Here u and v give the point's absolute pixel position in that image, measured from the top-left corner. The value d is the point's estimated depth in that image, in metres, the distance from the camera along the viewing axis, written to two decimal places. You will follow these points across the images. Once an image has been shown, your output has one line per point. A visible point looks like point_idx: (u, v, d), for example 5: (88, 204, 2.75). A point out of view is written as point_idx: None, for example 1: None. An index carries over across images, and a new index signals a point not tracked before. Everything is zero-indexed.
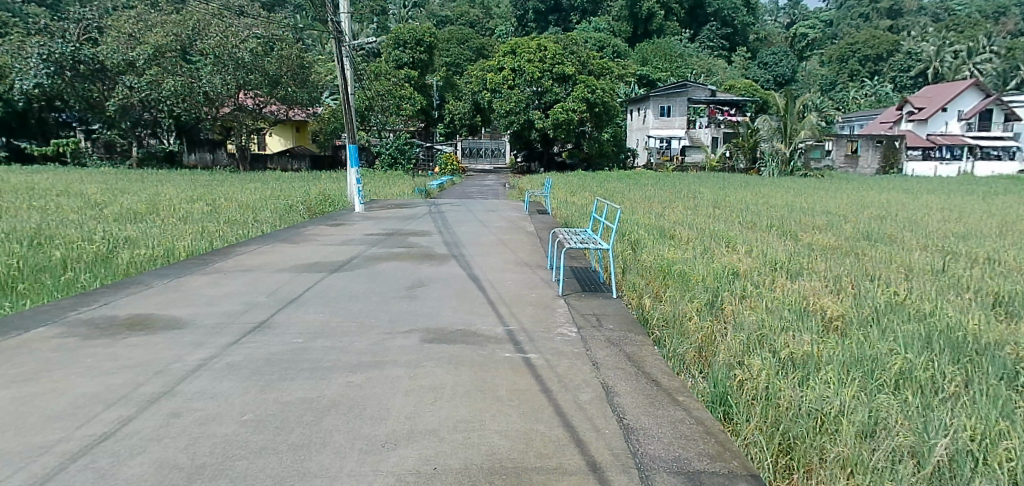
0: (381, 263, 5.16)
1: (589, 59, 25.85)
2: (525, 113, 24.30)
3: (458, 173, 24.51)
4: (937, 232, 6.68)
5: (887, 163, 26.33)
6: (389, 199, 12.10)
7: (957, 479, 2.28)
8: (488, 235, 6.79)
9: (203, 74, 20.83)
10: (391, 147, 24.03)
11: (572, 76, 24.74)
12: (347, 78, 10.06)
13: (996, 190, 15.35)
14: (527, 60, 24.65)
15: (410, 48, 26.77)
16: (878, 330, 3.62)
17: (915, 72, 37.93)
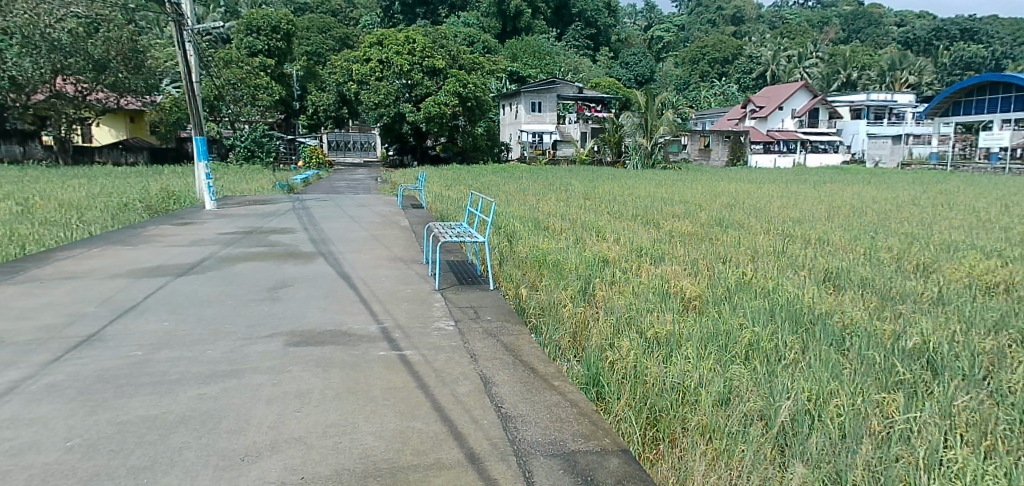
0: (238, 264, 4.82)
1: (460, 54, 26.01)
2: (395, 106, 23.96)
3: (323, 167, 23.52)
4: (778, 217, 7.46)
5: (734, 156, 29.00)
6: (246, 196, 11.32)
7: (795, 437, 2.61)
8: (359, 231, 6.56)
9: (7, 57, 18.27)
10: (247, 139, 22.77)
11: (443, 69, 24.57)
12: (190, 66, 9.33)
13: (823, 179, 17.42)
14: (396, 52, 24.30)
15: (264, 34, 25.35)
16: (729, 306, 3.99)
17: (755, 74, 42.30)
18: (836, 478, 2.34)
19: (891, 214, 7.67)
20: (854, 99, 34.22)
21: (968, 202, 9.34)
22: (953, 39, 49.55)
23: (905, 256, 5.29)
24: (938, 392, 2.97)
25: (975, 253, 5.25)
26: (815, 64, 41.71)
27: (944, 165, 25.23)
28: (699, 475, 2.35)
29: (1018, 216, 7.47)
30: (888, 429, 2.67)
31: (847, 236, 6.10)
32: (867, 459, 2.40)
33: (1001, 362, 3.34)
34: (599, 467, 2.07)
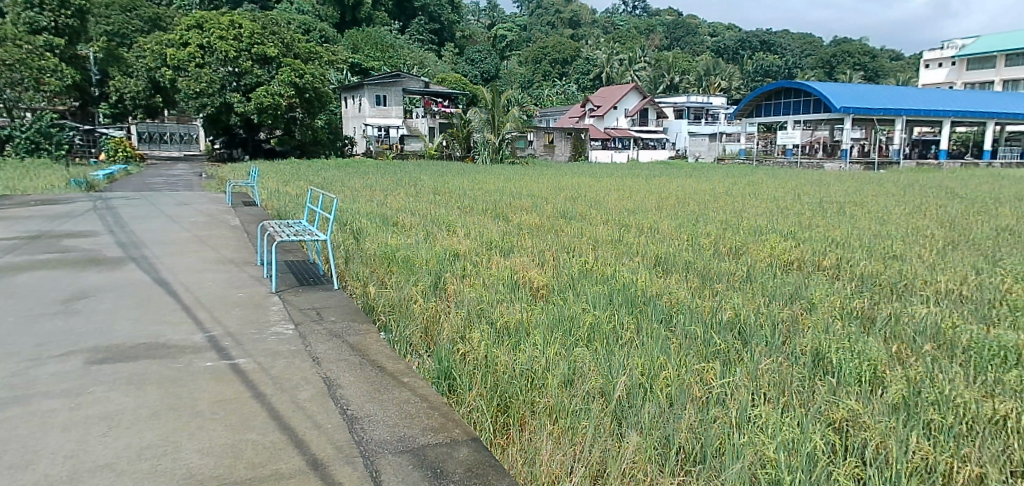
0: (23, 274, 4.14)
1: (295, 42, 24.57)
2: (219, 96, 21.94)
3: (131, 163, 21.01)
4: (615, 209, 8.03)
5: (577, 152, 30.73)
6: (29, 194, 9.73)
7: (631, 408, 2.86)
8: (181, 232, 5.96)
9: None
10: (30, 130, 19.73)
11: (276, 58, 23.28)
12: None
13: (650, 174, 19.12)
14: (219, 37, 22.49)
15: (50, 10, 22.50)
16: (572, 293, 4.23)
17: (592, 75, 45.37)
18: (664, 442, 2.61)
19: (710, 204, 8.62)
20: (677, 101, 38.85)
21: (765, 192, 10.89)
22: (753, 50, 57.11)
23: (722, 241, 5.96)
24: (745, 358, 3.41)
25: (775, 236, 6.07)
26: (643, 68, 45.70)
27: (751, 160, 29.01)
28: (546, 454, 2.48)
29: (806, 202, 8.79)
30: (707, 394, 3.02)
31: (674, 224, 6.74)
32: (689, 422, 2.71)
33: (793, 328, 3.92)
34: (448, 457, 2.09)
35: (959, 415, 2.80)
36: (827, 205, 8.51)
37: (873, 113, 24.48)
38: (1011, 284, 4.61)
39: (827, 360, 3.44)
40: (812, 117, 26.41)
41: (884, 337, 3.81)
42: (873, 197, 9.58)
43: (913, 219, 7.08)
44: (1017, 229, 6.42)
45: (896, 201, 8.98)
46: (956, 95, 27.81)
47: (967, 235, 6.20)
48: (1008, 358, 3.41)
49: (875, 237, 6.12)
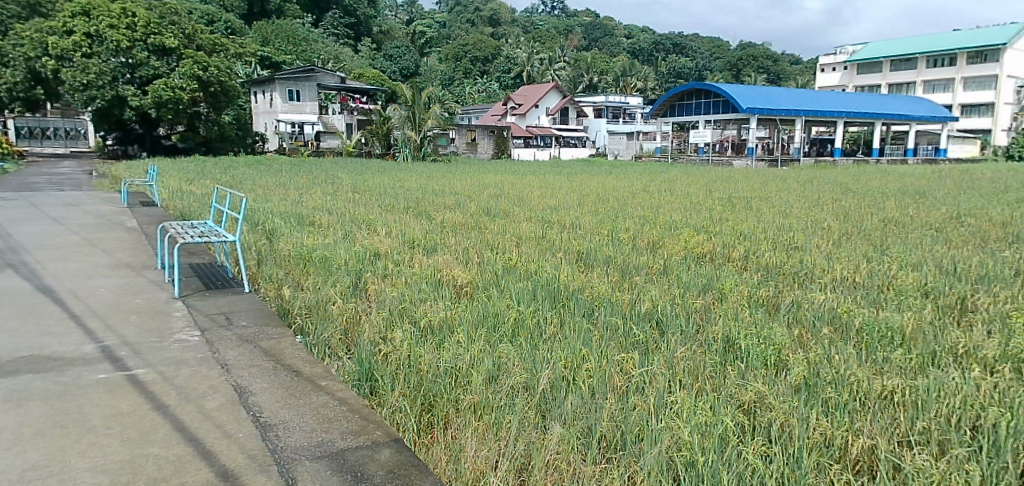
0: None
1: (196, 33, 23.53)
2: (111, 88, 20.40)
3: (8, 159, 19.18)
4: (538, 206, 8.15)
5: (500, 149, 30.46)
6: None
7: (555, 400, 2.91)
8: (69, 235, 5.50)
9: None
10: None
11: (175, 50, 21.96)
12: None
13: (569, 171, 19.58)
14: (110, 26, 20.88)
15: None
16: (496, 290, 4.24)
17: (513, 73, 45.92)
18: (587, 432, 2.68)
19: (628, 200, 8.92)
20: (596, 101, 40.07)
21: (677, 188, 11.43)
22: (666, 51, 59.65)
23: (641, 236, 6.18)
24: (662, 347, 3.56)
25: (689, 230, 6.36)
26: (562, 68, 46.72)
27: (667, 158, 30.27)
28: (471, 452, 2.48)
29: (716, 198, 9.27)
30: (626, 383, 3.13)
31: (595, 221, 6.91)
32: (610, 412, 2.79)
33: (706, 317, 4.12)
34: (370, 460, 2.04)
35: (852, 393, 3.04)
36: (735, 200, 9.01)
37: (774, 113, 26.11)
38: (896, 271, 5.06)
39: (737, 345, 3.63)
40: (720, 117, 27.82)
41: (787, 323, 4.08)
42: (775, 193, 10.24)
43: (812, 212, 7.63)
44: (898, 219, 7.06)
45: (795, 196, 9.65)
46: (851, 98, 30.13)
47: (858, 226, 6.75)
48: (894, 338, 3.74)
49: (779, 230, 6.54)
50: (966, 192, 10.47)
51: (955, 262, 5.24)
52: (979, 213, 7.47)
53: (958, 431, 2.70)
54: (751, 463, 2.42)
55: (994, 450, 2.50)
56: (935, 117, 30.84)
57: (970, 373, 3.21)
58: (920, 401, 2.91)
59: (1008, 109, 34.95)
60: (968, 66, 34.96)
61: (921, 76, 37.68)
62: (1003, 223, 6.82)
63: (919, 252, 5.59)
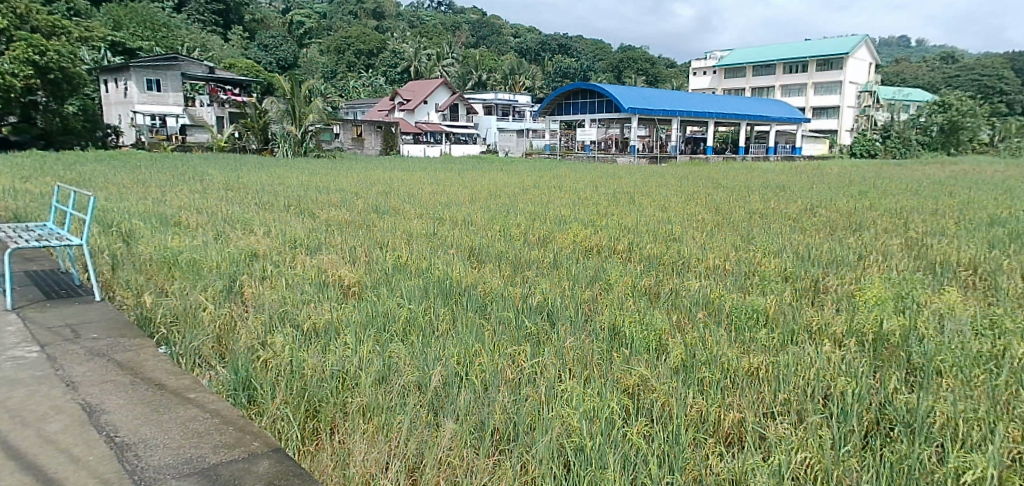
0: None
1: (30, 13, 21.02)
2: None
3: None
4: (429, 203, 8.06)
5: (388, 146, 30.41)
6: None
7: (447, 398, 2.89)
8: None
9: None
10: None
11: (6, 31, 19.65)
12: None
13: (458, 167, 19.69)
14: None
15: None
16: (386, 289, 4.13)
17: (400, 69, 45.34)
18: (480, 426, 2.68)
19: (519, 196, 9.05)
20: (486, 98, 40.47)
21: (564, 183, 11.78)
22: (552, 52, 61.42)
23: (531, 231, 6.29)
24: (553, 337, 3.65)
25: (577, 225, 6.57)
26: (451, 64, 46.77)
27: (556, 155, 31.22)
28: (359, 455, 2.41)
29: (602, 193, 9.66)
30: (519, 375, 3.17)
31: (486, 217, 6.95)
32: (503, 404, 2.82)
33: (594, 307, 4.27)
34: (246, 473, 1.92)
35: (725, 372, 3.30)
36: (620, 195, 9.45)
37: (653, 113, 27.67)
38: (761, 258, 5.54)
39: (622, 332, 3.80)
40: (604, 117, 29.00)
41: (667, 309, 4.34)
42: (655, 188, 10.89)
43: (688, 206, 8.16)
44: (762, 211, 7.73)
45: (672, 191, 10.27)
46: (722, 100, 32.61)
47: (728, 218, 7.31)
48: (759, 320, 4.09)
49: (659, 223, 6.93)
50: (813, 185, 11.67)
51: (808, 248, 5.84)
52: (826, 204, 8.35)
53: (812, 399, 3.00)
54: (634, 443, 2.55)
55: (842, 414, 2.81)
56: (790, 119, 34.18)
57: (822, 347, 3.59)
58: (781, 374, 3.20)
59: (851, 112, 39.46)
60: (817, 72, 39.50)
61: (779, 81, 41.59)
62: (845, 213, 7.68)
63: (780, 240, 6.15)
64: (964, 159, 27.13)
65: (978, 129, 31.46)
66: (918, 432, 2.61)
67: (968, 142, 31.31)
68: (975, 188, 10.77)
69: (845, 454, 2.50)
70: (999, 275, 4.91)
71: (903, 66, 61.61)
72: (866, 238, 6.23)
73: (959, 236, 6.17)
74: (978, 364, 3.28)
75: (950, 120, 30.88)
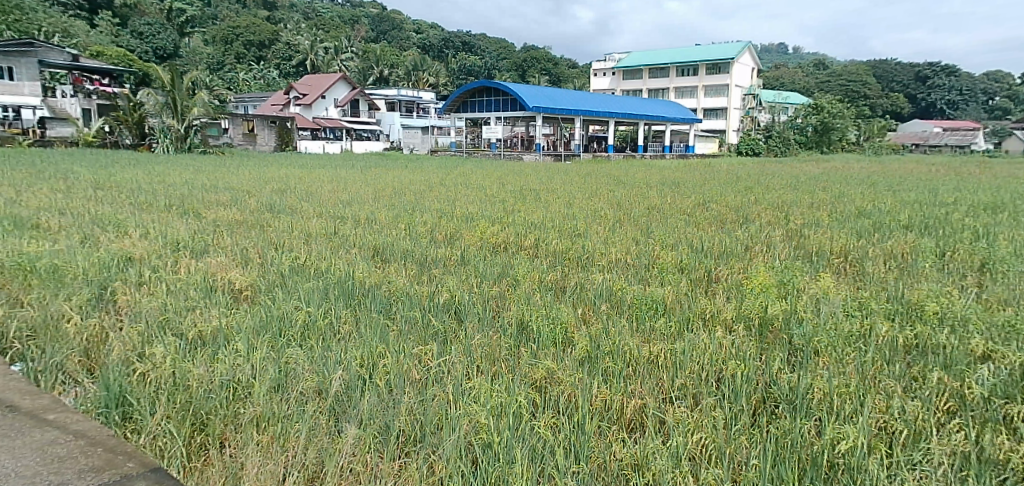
0: None
1: None
2: None
3: None
4: (330, 201, 7.78)
5: (283, 142, 28.81)
6: None
7: (349, 403, 2.78)
8: None
9: None
10: None
11: None
12: None
13: (360, 164, 19.28)
14: None
15: None
16: (281, 292, 3.93)
17: (295, 62, 43.64)
18: (384, 428, 2.60)
19: (424, 194, 8.93)
20: (388, 94, 40.03)
21: (469, 181, 11.76)
22: (456, 50, 61.34)
23: (438, 229, 6.22)
24: (460, 335, 3.61)
25: (484, 222, 6.57)
26: (350, 59, 45.66)
27: (462, 153, 31.24)
28: (252, 467, 2.27)
29: (509, 190, 9.76)
30: (426, 374, 3.12)
31: (391, 214, 6.81)
32: (409, 405, 2.75)
33: (501, 303, 4.29)
34: None
35: (628, 360, 3.41)
36: (527, 192, 9.58)
37: (556, 112, 28.26)
38: (659, 251, 5.80)
39: (529, 327, 3.84)
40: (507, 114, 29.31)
41: (572, 303, 4.43)
42: (560, 185, 11.15)
43: (591, 202, 8.40)
44: (660, 207, 8.09)
45: (577, 188, 10.50)
46: (622, 102, 33.93)
47: (629, 213, 7.60)
48: (657, 309, 4.27)
49: (564, 219, 7.09)
50: (704, 181, 12.37)
51: (702, 241, 6.18)
52: (717, 200, 8.88)
53: (706, 383, 3.17)
54: (541, 435, 2.57)
55: (734, 395, 2.98)
56: (684, 120, 36.21)
57: (716, 333, 3.81)
58: (679, 360, 3.35)
59: (737, 113, 42.36)
60: (708, 76, 42.04)
61: (673, 83, 44.17)
62: (734, 207, 8.20)
63: (676, 234, 6.47)
64: (834, 157, 29.87)
65: (847, 129, 34.08)
66: (799, 408, 2.82)
67: (839, 141, 33.83)
68: (839, 183, 11.89)
69: (736, 432, 2.66)
70: (865, 261, 5.43)
71: (781, 72, 66.94)
72: (753, 230, 6.69)
73: (831, 227, 6.76)
74: (850, 343, 3.59)
75: (823, 121, 33.86)
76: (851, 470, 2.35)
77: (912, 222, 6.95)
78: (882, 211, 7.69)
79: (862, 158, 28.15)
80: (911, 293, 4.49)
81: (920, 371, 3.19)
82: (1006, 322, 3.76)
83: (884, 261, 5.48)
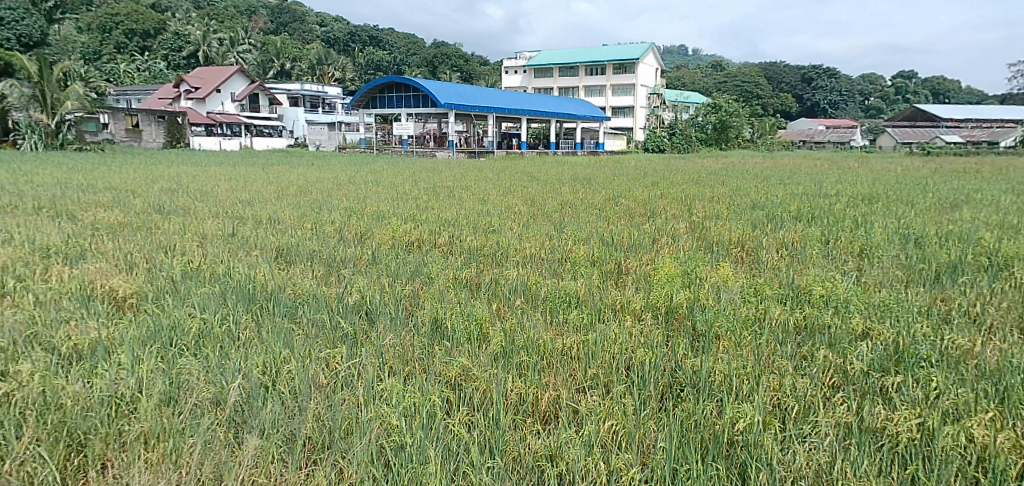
0: None
1: None
2: None
3: None
4: (228, 200, 7.37)
5: (173, 138, 27.05)
6: None
7: (250, 413, 2.63)
8: None
9: None
10: None
11: None
12: None
13: (256, 162, 18.38)
14: None
15: None
16: (172, 299, 3.67)
17: (185, 52, 40.91)
18: (289, 438, 2.49)
19: (332, 192, 8.63)
20: (290, 88, 39.48)
21: (381, 179, 11.48)
22: (364, 45, 59.62)
23: (347, 228, 6.05)
24: (371, 337, 3.51)
25: (396, 220, 6.42)
26: (247, 51, 43.42)
27: (372, 150, 30.49)
28: None
29: (423, 187, 9.66)
30: (334, 378, 3.00)
31: (296, 214, 6.56)
32: (315, 411, 2.65)
33: (414, 302, 4.21)
34: None
35: (542, 353, 3.44)
36: (440, 189, 9.52)
37: (469, 109, 28.22)
38: (572, 245, 5.92)
39: (443, 325, 3.79)
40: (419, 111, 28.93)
41: (486, 299, 4.43)
42: (474, 181, 11.16)
43: (506, 198, 8.47)
44: (572, 202, 8.27)
45: (490, 185, 10.51)
46: (534, 99, 34.48)
47: (542, 209, 7.72)
48: (570, 303, 4.35)
49: (478, 215, 7.09)
50: (614, 177, 12.76)
51: (612, 234, 6.37)
52: (626, 195, 9.19)
53: (617, 371, 3.26)
54: (455, 433, 2.54)
55: (642, 382, 3.08)
56: (593, 117, 37.39)
57: (625, 323, 3.93)
58: (591, 352, 3.43)
59: (643, 112, 44.12)
60: (614, 75, 43.62)
61: (582, 82, 45.30)
62: (642, 201, 8.52)
63: (587, 228, 6.63)
64: (732, 153, 31.71)
65: (742, 128, 36.75)
66: (703, 391, 2.95)
67: (734, 139, 36.46)
68: (736, 177, 12.62)
69: (645, 417, 2.74)
70: (759, 250, 5.80)
71: (684, 72, 70.23)
72: (659, 223, 6.98)
73: (730, 219, 7.18)
74: (747, 327, 3.82)
75: (721, 119, 35.85)
76: (748, 445, 2.47)
77: (800, 213, 7.50)
78: (775, 203, 8.26)
79: (757, 154, 30.12)
80: (800, 278, 4.84)
81: (808, 350, 3.44)
82: (881, 302, 4.12)
83: (776, 249, 5.87)
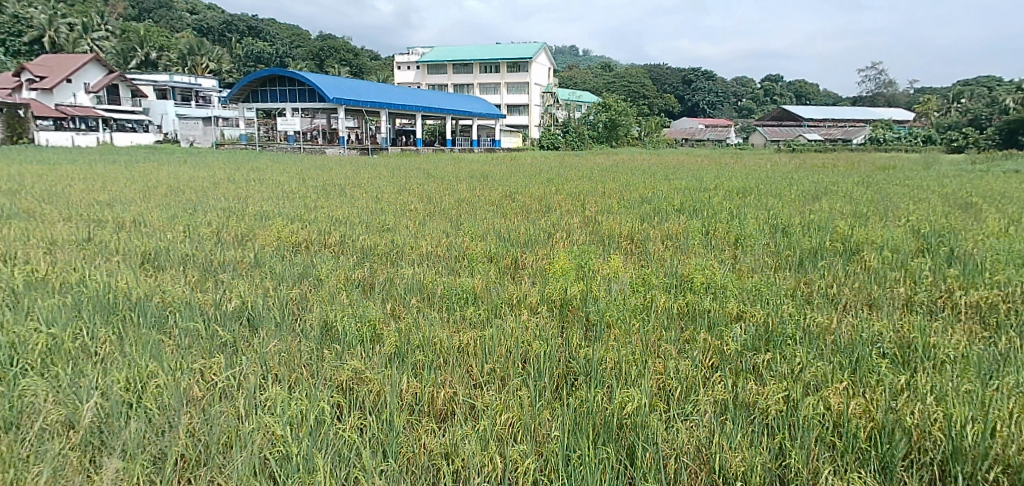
0: None
1: None
2: None
3: None
4: (82, 202, 6.69)
5: (15, 133, 23.69)
6: None
7: (110, 432, 2.40)
8: None
9: None
10: None
11: None
12: None
13: (113, 159, 16.62)
14: None
15: None
16: (13, 314, 3.28)
17: (29, 38, 36.35)
18: (157, 457, 2.29)
19: (209, 191, 8.05)
20: (157, 79, 36.44)
21: (261, 177, 10.87)
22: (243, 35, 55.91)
23: (226, 230, 5.69)
24: (253, 345, 3.30)
25: (282, 220, 6.13)
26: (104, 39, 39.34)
27: (254, 147, 28.83)
28: None
29: (310, 186, 9.23)
30: (210, 389, 2.79)
31: (167, 216, 6.06)
32: (189, 426, 2.46)
33: (301, 305, 4.02)
34: None
35: (437, 351, 3.41)
36: (329, 187, 9.17)
37: (360, 104, 27.44)
38: (468, 242, 5.91)
39: (334, 328, 3.64)
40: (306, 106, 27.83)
41: (380, 299, 4.31)
42: (366, 179, 10.84)
43: (401, 196, 8.33)
44: (469, 199, 8.27)
45: (380, 182, 10.19)
46: (430, 97, 34.52)
47: (438, 207, 7.64)
48: (467, 300, 4.33)
49: (372, 214, 6.90)
50: (509, 174, 12.85)
51: (509, 231, 6.44)
52: (521, 191, 9.29)
53: (513, 364, 3.30)
54: (346, 438, 2.44)
55: (537, 375, 3.13)
56: (489, 115, 38.08)
57: (519, 317, 3.97)
58: (486, 347, 3.43)
59: (537, 110, 45.05)
60: (509, 73, 44.24)
61: (477, 79, 45.33)
62: (537, 198, 8.67)
63: (485, 225, 6.67)
64: (621, 150, 33.16)
65: (630, 126, 38.67)
66: (594, 378, 3.05)
67: (623, 137, 38.26)
68: (623, 173, 13.08)
69: (539, 407, 2.78)
70: (646, 242, 6.11)
71: (577, 71, 72.26)
72: (554, 218, 7.16)
73: (620, 213, 7.51)
74: (635, 315, 4.00)
75: (611, 118, 37.37)
76: (636, 426, 2.57)
77: (683, 207, 7.96)
78: (660, 197, 8.71)
79: (643, 152, 31.70)
80: (683, 267, 5.14)
81: (689, 335, 3.65)
82: (753, 287, 4.46)
83: (662, 241, 6.19)
